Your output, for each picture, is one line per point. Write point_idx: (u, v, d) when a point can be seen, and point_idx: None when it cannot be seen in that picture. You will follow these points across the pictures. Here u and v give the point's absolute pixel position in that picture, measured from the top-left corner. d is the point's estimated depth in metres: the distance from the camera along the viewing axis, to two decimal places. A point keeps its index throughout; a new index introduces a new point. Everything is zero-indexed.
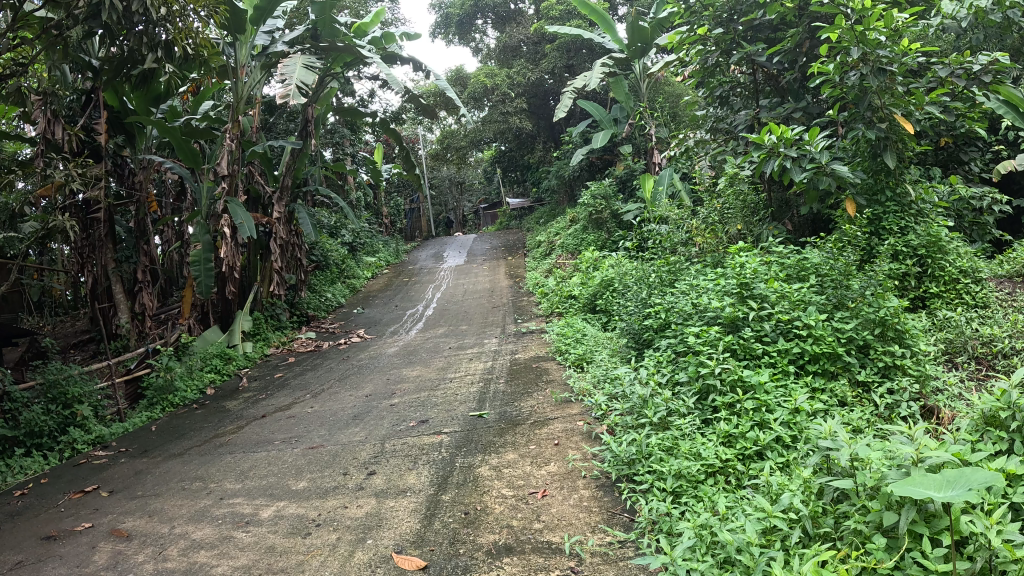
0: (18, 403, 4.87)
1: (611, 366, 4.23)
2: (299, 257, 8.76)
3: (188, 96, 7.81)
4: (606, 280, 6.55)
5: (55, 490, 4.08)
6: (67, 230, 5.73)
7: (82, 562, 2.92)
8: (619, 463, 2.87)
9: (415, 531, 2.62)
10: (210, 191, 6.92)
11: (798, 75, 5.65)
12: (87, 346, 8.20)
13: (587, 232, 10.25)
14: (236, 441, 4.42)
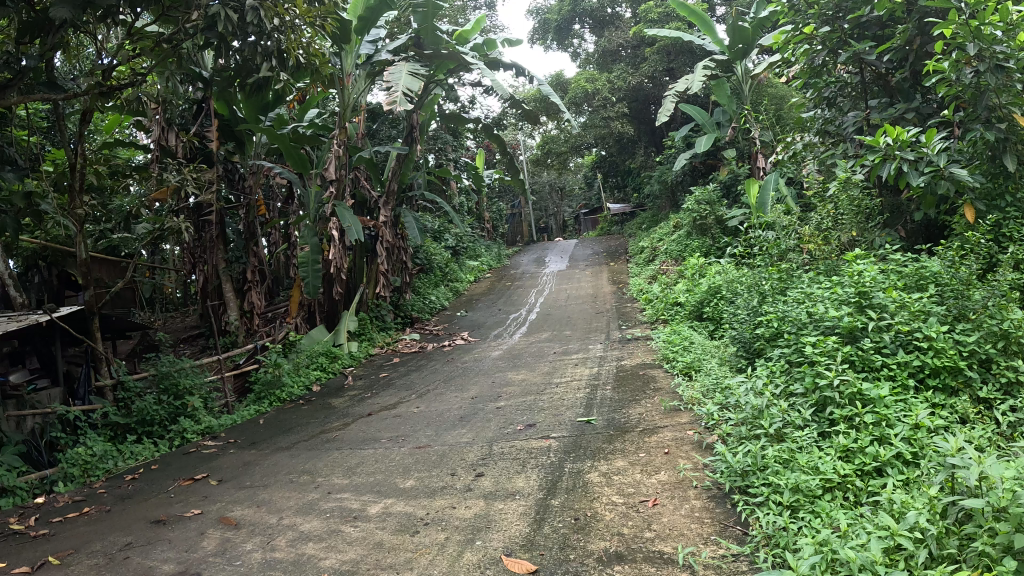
0: (130, 393, 5.21)
1: (722, 375, 4.15)
2: (404, 259, 8.96)
3: (295, 105, 8.19)
4: (713, 288, 6.42)
5: (167, 476, 4.33)
6: (181, 231, 6.06)
7: (191, 547, 3.07)
8: (734, 474, 2.81)
9: (524, 535, 2.64)
10: (318, 196, 7.19)
11: (909, 75, 5.42)
12: (195, 341, 8.68)
13: (691, 238, 10.04)
14: (343, 438, 4.55)
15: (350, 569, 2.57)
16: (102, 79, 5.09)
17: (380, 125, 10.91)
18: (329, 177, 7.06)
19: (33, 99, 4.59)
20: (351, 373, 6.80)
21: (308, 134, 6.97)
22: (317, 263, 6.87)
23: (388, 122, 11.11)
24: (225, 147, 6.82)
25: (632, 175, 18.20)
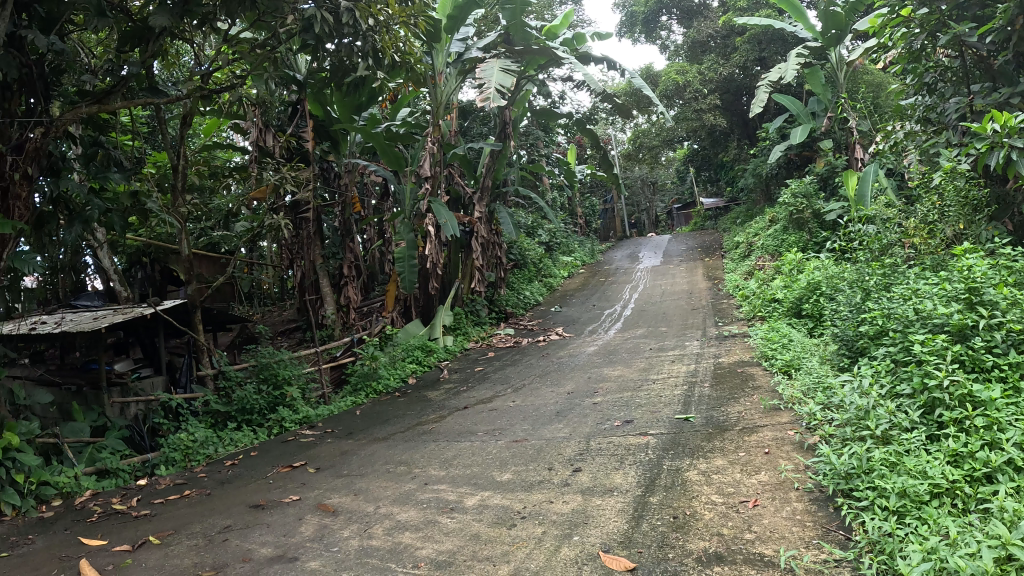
0: (230, 382, 5.58)
1: (823, 374, 4.02)
2: (500, 256, 9.25)
3: (387, 104, 8.43)
4: (812, 284, 6.24)
5: (266, 463, 4.54)
6: (281, 228, 6.32)
7: (290, 531, 3.21)
8: (837, 477, 2.71)
9: (622, 531, 2.65)
10: (414, 193, 7.43)
11: (1016, 57, 5.13)
12: (292, 333, 9.07)
13: (788, 232, 9.73)
14: (440, 430, 4.66)
15: (447, 559, 2.64)
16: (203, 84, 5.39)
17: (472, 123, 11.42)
18: (423, 174, 7.25)
19: (137, 104, 4.88)
20: (445, 367, 6.94)
21: (401, 133, 7.22)
22: (413, 258, 7.04)
23: (480, 119, 11.61)
24: (321, 147, 7.12)
25: (727, 168, 17.75)
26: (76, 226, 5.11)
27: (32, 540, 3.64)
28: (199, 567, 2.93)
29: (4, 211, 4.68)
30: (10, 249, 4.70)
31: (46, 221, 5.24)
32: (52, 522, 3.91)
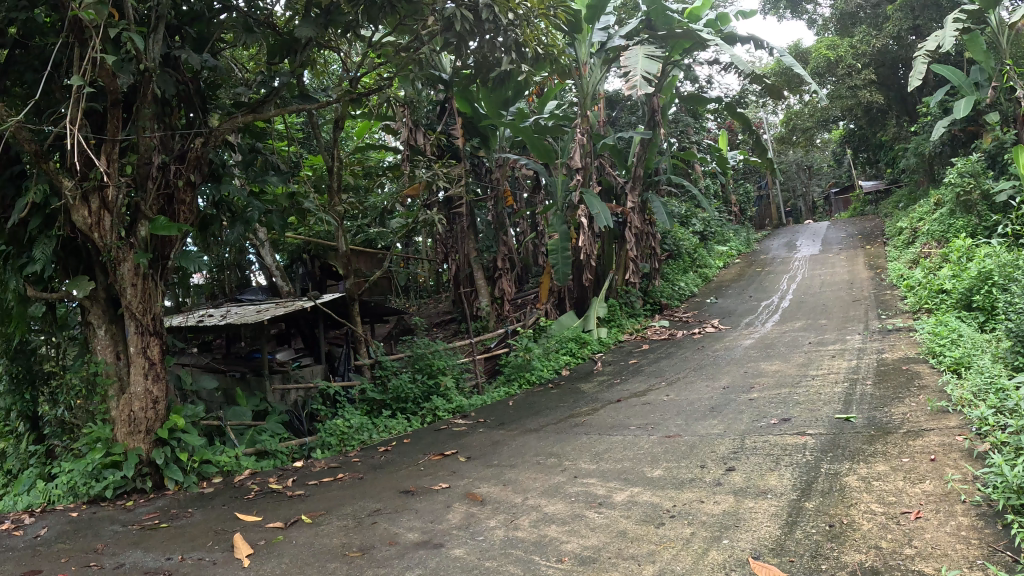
0: (386, 371, 6.12)
1: (999, 373, 3.66)
2: (653, 245, 9.29)
3: (534, 100, 9.22)
4: (983, 272, 5.70)
5: (417, 450, 4.88)
6: (434, 224, 6.57)
7: (436, 517, 3.41)
8: (1009, 490, 2.44)
9: (774, 538, 2.54)
10: (565, 184, 7.88)
11: None
12: (448, 325, 9.79)
13: (954, 217, 8.83)
14: (592, 423, 4.95)
15: (591, 555, 2.68)
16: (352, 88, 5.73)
17: (619, 113, 12.16)
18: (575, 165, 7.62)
19: (288, 111, 5.10)
20: (599, 359, 7.24)
21: (549, 124, 7.88)
22: (566, 250, 7.61)
23: (626, 109, 12.33)
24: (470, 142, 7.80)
25: (888, 148, 16.39)
26: (238, 226, 5.61)
27: (192, 513, 4.07)
28: (348, 548, 3.17)
29: (171, 215, 5.08)
30: (177, 248, 5.03)
31: (210, 223, 5.66)
32: (214, 497, 4.34)
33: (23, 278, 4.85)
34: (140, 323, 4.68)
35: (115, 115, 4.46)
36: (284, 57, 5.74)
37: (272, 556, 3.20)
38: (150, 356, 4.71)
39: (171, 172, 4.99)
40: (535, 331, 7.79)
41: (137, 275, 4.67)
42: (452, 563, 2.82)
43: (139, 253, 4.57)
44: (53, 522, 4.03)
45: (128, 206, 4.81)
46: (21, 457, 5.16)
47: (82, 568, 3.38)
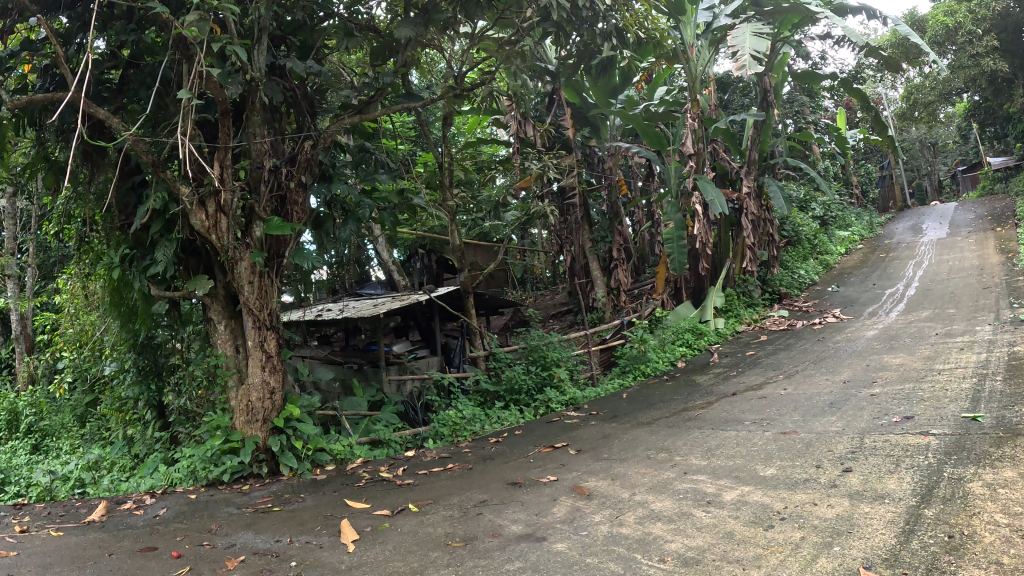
0: (500, 362, 6.59)
1: None
2: (771, 232, 8.86)
3: (643, 85, 9.23)
4: None
5: (529, 442, 5.17)
6: (546, 214, 6.92)
7: (542, 510, 3.72)
8: None
9: (888, 547, 2.61)
10: (678, 171, 7.66)
11: None
12: (564, 316, 10.27)
13: None
14: (706, 417, 5.08)
15: (694, 557, 2.82)
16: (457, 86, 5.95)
17: (731, 95, 11.76)
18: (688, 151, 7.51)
19: (393, 110, 5.18)
20: (716, 351, 7.09)
21: (660, 111, 7.81)
22: (682, 238, 7.44)
23: (738, 91, 11.88)
24: (580, 133, 8.26)
25: (1016, 119, 15.34)
26: (351, 224, 5.61)
27: (304, 498, 4.32)
28: (450, 538, 3.44)
29: (284, 216, 5.21)
30: (292, 246, 5.25)
31: (324, 222, 5.61)
32: (326, 483, 4.57)
33: (149, 278, 5.13)
34: (258, 318, 4.93)
35: (228, 124, 4.71)
36: (386, 58, 5.91)
37: (377, 543, 3.50)
38: (267, 349, 4.95)
39: (283, 174, 5.16)
40: (650, 322, 7.90)
41: (253, 273, 4.90)
42: (552, 558, 3.03)
43: (254, 253, 4.78)
44: (174, 503, 4.36)
45: (244, 208, 5.02)
46: (148, 442, 5.61)
47: (195, 546, 3.67)
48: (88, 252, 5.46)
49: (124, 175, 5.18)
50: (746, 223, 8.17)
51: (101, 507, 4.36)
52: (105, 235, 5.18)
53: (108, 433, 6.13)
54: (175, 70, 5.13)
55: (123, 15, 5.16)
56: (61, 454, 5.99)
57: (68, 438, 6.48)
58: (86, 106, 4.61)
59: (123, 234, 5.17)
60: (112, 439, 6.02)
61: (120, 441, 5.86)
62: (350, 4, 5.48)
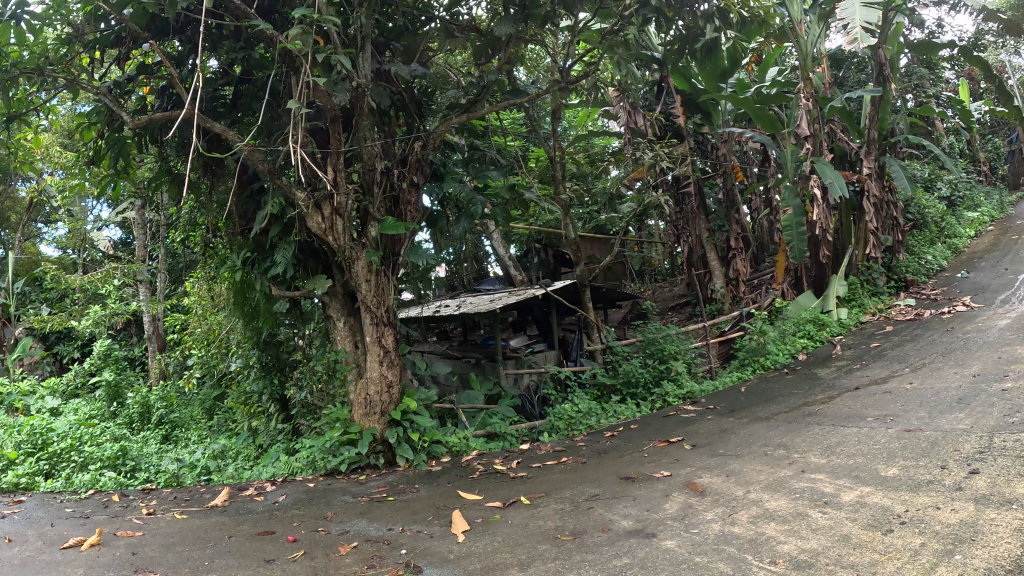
0: (617, 356, 6.60)
1: None
2: (895, 216, 8.46)
3: (754, 69, 9.14)
4: None
5: (645, 436, 5.24)
6: (664, 204, 7.32)
7: (654, 506, 3.71)
8: None
9: (1014, 557, 2.46)
10: (795, 154, 7.56)
11: None
12: (683, 309, 10.29)
13: None
14: (826, 413, 4.90)
15: (807, 561, 2.73)
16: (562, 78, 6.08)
17: (846, 72, 11.25)
18: (803, 133, 7.53)
19: (500, 105, 5.21)
20: (839, 343, 6.88)
21: (773, 92, 7.66)
22: (801, 225, 7.38)
23: (855, 67, 11.38)
24: (692, 120, 8.17)
25: None
26: (463, 220, 5.62)
27: (417, 488, 4.49)
28: (560, 531, 3.49)
29: (399, 216, 5.38)
30: (407, 245, 5.41)
31: (438, 220, 5.73)
32: (441, 474, 4.71)
33: (270, 279, 5.46)
34: (375, 315, 5.13)
35: (336, 131, 4.93)
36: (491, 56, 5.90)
37: (486, 534, 3.61)
38: (385, 344, 5.14)
39: (395, 176, 5.33)
40: (770, 314, 7.83)
41: (370, 271, 5.11)
42: (660, 555, 3.01)
43: (369, 252, 4.99)
44: (294, 490, 4.64)
45: (359, 210, 5.25)
46: (271, 434, 5.88)
47: (311, 531, 3.89)
48: (214, 257, 5.92)
49: (244, 184, 5.50)
50: (869, 206, 7.83)
51: (225, 493, 4.71)
52: (229, 241, 5.59)
53: (234, 424, 6.53)
54: (285, 82, 5.40)
55: (233, 34, 5.50)
56: (190, 442, 6.41)
57: (195, 429, 6.87)
58: (204, 121, 4.93)
59: (245, 238, 5.51)
60: (238, 431, 6.37)
61: (244, 432, 6.17)
62: (450, 6, 5.64)
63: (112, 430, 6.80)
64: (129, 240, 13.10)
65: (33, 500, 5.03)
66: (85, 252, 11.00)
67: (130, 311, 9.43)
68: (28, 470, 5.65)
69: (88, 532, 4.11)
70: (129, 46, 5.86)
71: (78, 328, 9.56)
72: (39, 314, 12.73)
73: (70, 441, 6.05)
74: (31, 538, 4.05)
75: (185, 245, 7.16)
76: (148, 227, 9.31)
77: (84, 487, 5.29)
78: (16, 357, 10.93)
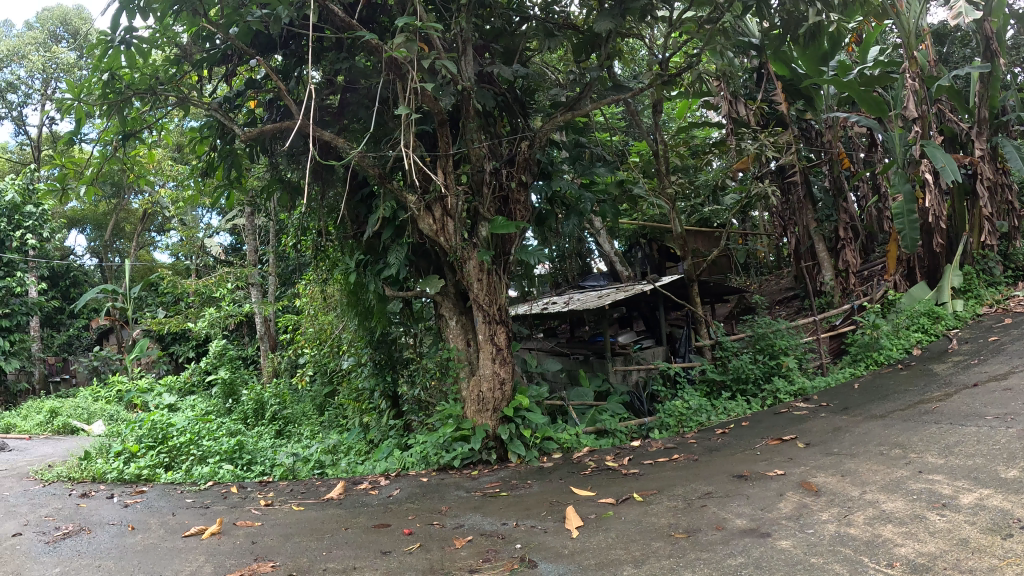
0: (727, 352, 6.68)
1: None
2: (1011, 199, 8.04)
3: (854, 47, 8.80)
4: None
5: (756, 434, 5.18)
6: (768, 193, 7.66)
7: (767, 505, 3.63)
8: None
9: None
10: (903, 139, 7.32)
11: None
12: (791, 302, 10.16)
13: None
14: (943, 411, 4.70)
15: (925, 564, 2.67)
16: (662, 70, 6.03)
17: (951, 48, 10.71)
18: (911, 115, 7.21)
19: (605, 102, 5.23)
20: (955, 336, 6.58)
21: (877, 73, 7.42)
22: (913, 212, 7.07)
23: (959, 42, 10.83)
24: (795, 106, 8.05)
25: None
26: (573, 218, 5.73)
27: (530, 484, 4.54)
28: (673, 529, 3.46)
29: (508, 215, 5.47)
30: (517, 244, 5.51)
31: (545, 218, 5.84)
32: (553, 470, 4.77)
33: (383, 280, 5.69)
34: (488, 313, 5.23)
35: (444, 133, 5.06)
36: (590, 53, 5.86)
37: (600, 530, 3.60)
38: (497, 342, 5.25)
39: (504, 176, 5.44)
40: (883, 306, 7.59)
41: (481, 271, 5.21)
42: (776, 555, 2.94)
43: (481, 252, 5.09)
44: (409, 484, 4.77)
45: (469, 211, 5.39)
46: (382, 429, 6.08)
47: (425, 525, 3.99)
48: (326, 260, 6.25)
49: (354, 189, 5.77)
50: (983, 189, 7.47)
51: (340, 486, 4.87)
52: (340, 244, 5.88)
53: (345, 421, 6.76)
54: (391, 88, 5.56)
55: (335, 45, 5.70)
56: (304, 438, 6.65)
57: (307, 424, 7.12)
58: (315, 130, 5.15)
59: (356, 241, 5.79)
60: (349, 427, 6.60)
61: (356, 427, 6.39)
62: (544, 4, 5.68)
63: (228, 425, 7.13)
64: (239, 246, 13.76)
65: (156, 490, 5.34)
66: (196, 257, 11.62)
67: (242, 313, 9.94)
68: (151, 462, 5.96)
69: (209, 521, 4.34)
70: (235, 61, 6.11)
71: (194, 329, 10.12)
72: (156, 318, 13.54)
73: (189, 435, 6.33)
74: (154, 526, 4.30)
75: (296, 248, 7.50)
76: (256, 232, 9.77)
77: (204, 479, 5.57)
78: (136, 356, 11.63)
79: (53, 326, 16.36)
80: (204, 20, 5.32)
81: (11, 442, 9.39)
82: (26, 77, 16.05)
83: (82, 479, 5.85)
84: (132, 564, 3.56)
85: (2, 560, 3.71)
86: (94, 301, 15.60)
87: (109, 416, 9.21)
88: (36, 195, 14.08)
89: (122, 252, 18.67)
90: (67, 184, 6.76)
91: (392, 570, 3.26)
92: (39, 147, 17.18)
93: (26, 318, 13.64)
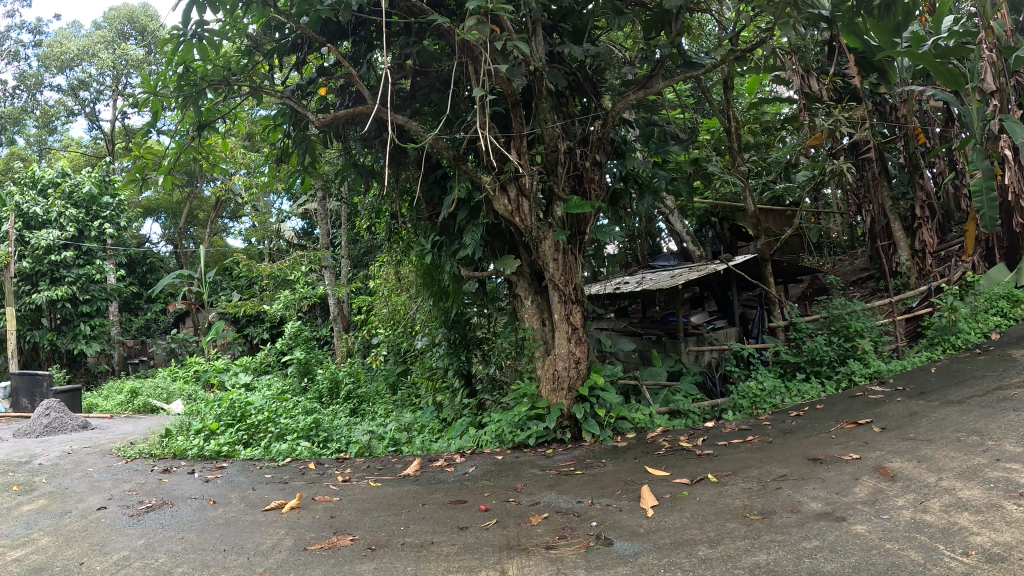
0: (802, 334, 6.55)
1: None
2: None
3: (928, 17, 8.40)
4: None
5: (831, 417, 5.08)
6: (844, 170, 7.46)
7: (844, 489, 3.57)
8: None
9: None
10: (982, 112, 7.01)
11: None
12: (865, 283, 9.90)
13: None
14: (1022, 397, 4.52)
15: (1000, 553, 2.60)
16: (732, 45, 5.89)
17: None
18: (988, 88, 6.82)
19: (677, 79, 5.17)
20: None
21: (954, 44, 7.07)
22: (992, 190, 6.78)
23: None
24: (869, 80, 7.78)
25: None
26: (647, 196, 5.73)
27: (604, 463, 4.56)
28: (749, 511, 3.43)
29: (583, 194, 5.50)
30: (592, 224, 5.52)
31: (620, 197, 5.85)
32: (626, 450, 4.79)
33: (458, 261, 5.79)
34: (563, 293, 5.27)
35: (518, 114, 5.10)
36: (660, 30, 5.75)
37: (675, 510, 3.59)
38: (573, 322, 5.28)
39: (578, 155, 5.47)
40: (960, 288, 7.30)
41: (557, 250, 5.25)
42: (851, 539, 2.89)
43: (556, 231, 5.13)
44: (485, 462, 4.85)
45: (545, 192, 5.44)
46: (456, 408, 6.18)
47: (501, 502, 4.04)
48: (400, 242, 6.41)
49: (427, 171, 5.89)
50: None
51: (417, 464, 4.97)
52: (415, 225, 6.03)
53: (419, 399, 6.92)
54: (463, 71, 5.62)
55: (404, 30, 5.76)
56: (378, 416, 6.80)
57: (381, 403, 7.28)
58: (388, 114, 5.23)
59: (431, 223, 5.94)
60: (422, 406, 6.76)
61: (429, 406, 6.51)
62: None
63: (304, 403, 7.36)
64: (310, 230, 14.09)
65: (235, 467, 5.54)
66: (268, 242, 11.96)
67: (315, 296, 10.22)
68: (229, 439, 6.15)
69: (288, 496, 4.49)
70: (306, 50, 6.25)
71: (270, 311, 10.45)
72: (230, 301, 13.98)
73: (266, 413, 6.51)
74: (234, 500, 4.48)
75: (369, 231, 7.66)
76: (328, 217, 9.99)
77: (282, 456, 5.75)
78: (213, 339, 12.04)
79: (132, 311, 17.05)
80: (274, 11, 5.43)
81: (96, 421, 9.85)
82: (97, 74, 16.69)
83: (163, 456, 6.13)
84: (213, 536, 3.71)
85: (91, 532, 3.91)
86: (169, 287, 16.17)
87: (189, 396, 9.57)
88: (113, 186, 14.73)
89: (195, 239, 19.34)
90: (147, 174, 7.01)
91: (468, 545, 3.32)
92: (114, 140, 17.89)
93: (106, 303, 14.24)
